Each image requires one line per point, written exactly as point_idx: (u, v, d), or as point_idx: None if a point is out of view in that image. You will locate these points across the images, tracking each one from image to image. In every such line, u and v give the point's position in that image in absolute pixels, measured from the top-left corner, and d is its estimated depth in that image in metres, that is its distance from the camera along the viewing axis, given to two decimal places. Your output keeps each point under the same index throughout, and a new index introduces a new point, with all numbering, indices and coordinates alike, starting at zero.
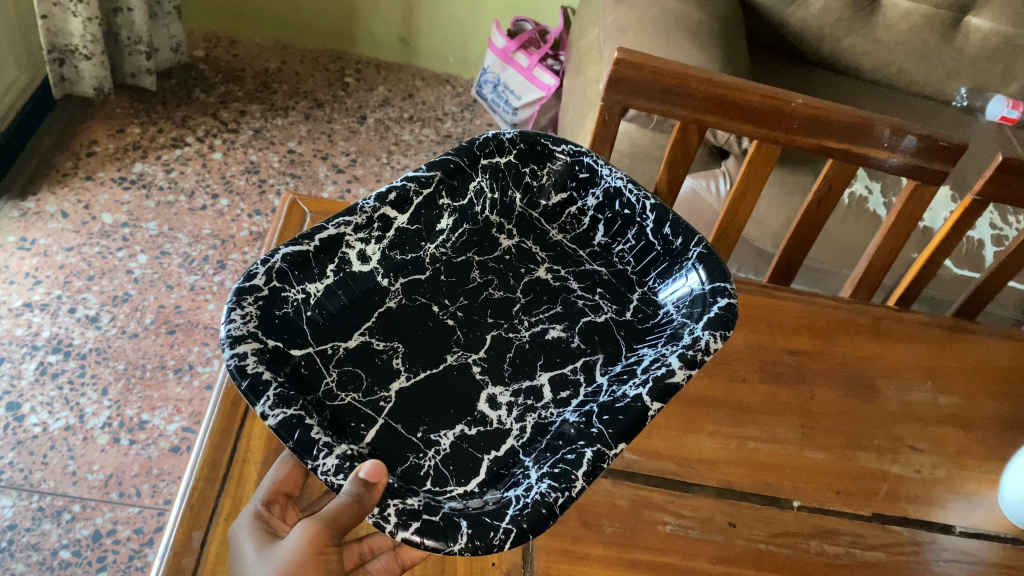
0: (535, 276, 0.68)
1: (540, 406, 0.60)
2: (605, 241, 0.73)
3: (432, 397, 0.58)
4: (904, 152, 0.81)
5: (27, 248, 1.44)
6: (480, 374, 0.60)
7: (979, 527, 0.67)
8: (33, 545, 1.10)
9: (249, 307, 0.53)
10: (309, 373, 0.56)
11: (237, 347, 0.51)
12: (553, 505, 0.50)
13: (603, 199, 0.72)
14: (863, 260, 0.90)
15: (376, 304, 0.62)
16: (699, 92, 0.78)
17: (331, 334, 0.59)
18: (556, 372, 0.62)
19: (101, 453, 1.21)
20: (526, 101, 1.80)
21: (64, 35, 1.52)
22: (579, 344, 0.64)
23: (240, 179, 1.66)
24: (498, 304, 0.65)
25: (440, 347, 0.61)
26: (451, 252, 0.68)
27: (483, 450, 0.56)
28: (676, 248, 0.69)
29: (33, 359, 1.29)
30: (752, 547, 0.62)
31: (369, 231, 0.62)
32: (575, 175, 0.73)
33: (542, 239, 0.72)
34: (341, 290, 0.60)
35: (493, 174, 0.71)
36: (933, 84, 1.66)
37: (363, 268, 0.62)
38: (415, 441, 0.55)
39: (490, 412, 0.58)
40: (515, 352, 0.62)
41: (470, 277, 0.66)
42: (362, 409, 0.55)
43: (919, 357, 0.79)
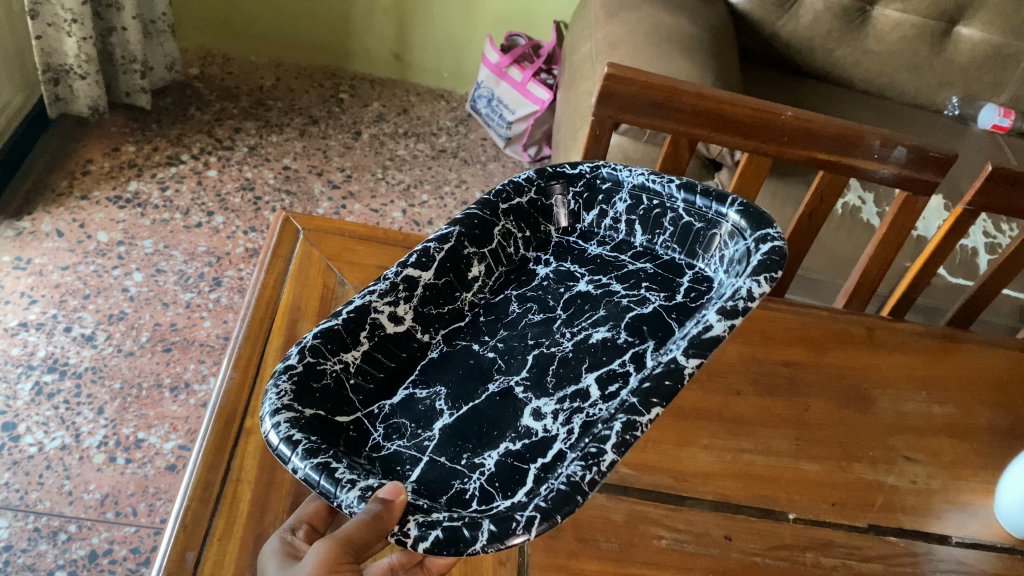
0: (575, 290, 0.69)
1: (587, 406, 0.59)
2: (646, 239, 0.73)
3: (473, 421, 0.58)
4: (894, 163, 0.81)
5: (22, 268, 1.44)
6: (523, 393, 0.60)
7: (976, 537, 0.67)
8: (28, 566, 1.09)
9: (284, 385, 0.54)
10: (357, 435, 0.56)
11: (273, 418, 0.52)
12: (581, 485, 0.49)
13: (631, 201, 0.73)
14: (856, 271, 0.91)
15: (418, 356, 0.62)
16: (688, 105, 0.78)
17: (376, 396, 0.59)
18: (602, 370, 0.62)
19: (96, 472, 1.20)
20: (519, 115, 1.81)
21: (59, 55, 1.53)
22: (626, 339, 0.64)
23: (235, 196, 1.66)
24: (538, 325, 0.66)
25: (481, 379, 0.61)
26: (489, 294, 0.69)
27: (529, 460, 0.56)
28: (712, 217, 0.69)
29: (28, 378, 1.29)
30: (749, 560, 0.62)
31: (396, 294, 0.61)
32: (599, 188, 0.74)
33: (580, 257, 0.73)
34: (381, 354, 0.60)
35: (516, 215, 0.72)
36: (925, 94, 1.67)
37: (399, 329, 0.61)
38: (459, 468, 0.55)
39: (535, 424, 0.58)
40: (558, 364, 0.62)
41: (509, 310, 0.67)
42: (407, 451, 0.55)
43: (912, 366, 0.79)
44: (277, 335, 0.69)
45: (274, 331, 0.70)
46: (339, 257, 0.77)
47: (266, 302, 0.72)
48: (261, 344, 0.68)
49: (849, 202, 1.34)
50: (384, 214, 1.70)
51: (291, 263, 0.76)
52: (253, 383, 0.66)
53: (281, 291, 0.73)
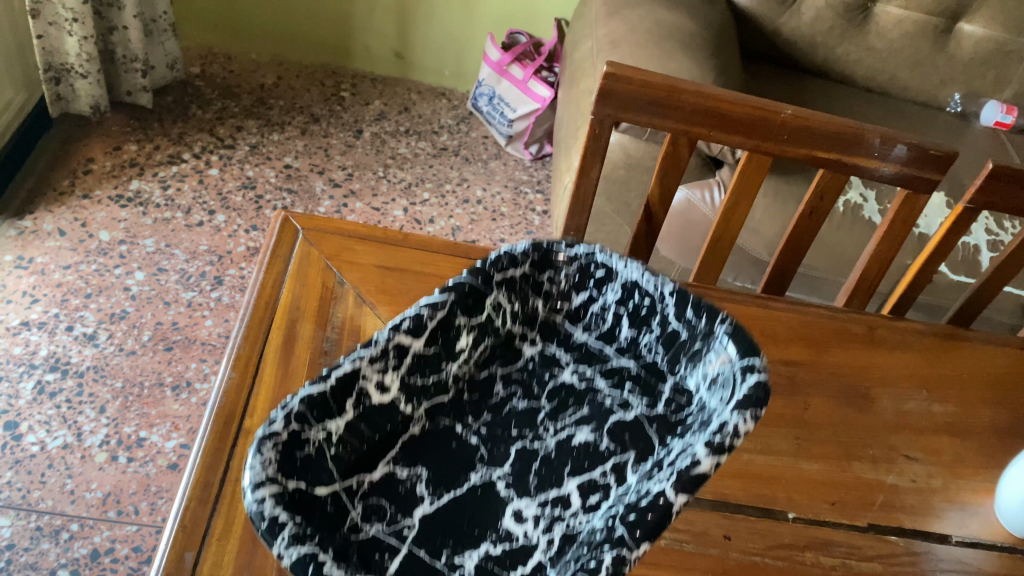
0: (560, 379, 0.65)
1: (567, 514, 0.56)
2: (632, 334, 0.65)
3: (457, 513, 0.55)
4: (895, 161, 0.81)
5: (24, 267, 1.44)
6: (505, 490, 0.57)
7: (976, 536, 0.67)
8: (31, 564, 1.10)
9: (270, 452, 0.46)
10: (336, 510, 0.51)
11: (258, 491, 0.44)
12: None
13: (623, 293, 0.64)
14: (857, 269, 0.91)
15: (399, 431, 0.57)
16: (688, 104, 0.78)
17: (359, 465, 0.54)
18: (583, 477, 0.58)
19: (98, 471, 1.21)
20: (521, 113, 1.81)
21: (60, 54, 1.53)
22: (607, 446, 0.60)
23: (236, 195, 1.66)
24: (522, 415, 0.62)
25: (464, 466, 0.58)
26: (473, 369, 0.63)
27: (509, 567, 0.53)
28: (700, 330, 0.60)
29: (30, 377, 1.29)
30: (748, 560, 0.62)
31: (385, 361, 0.54)
32: (591, 273, 0.65)
33: (566, 340, 0.67)
34: (363, 423, 0.54)
35: (510, 285, 0.63)
36: (927, 91, 1.66)
37: (384, 399, 0.55)
38: (439, 566, 0.52)
39: (516, 527, 0.55)
40: (540, 463, 0.59)
41: (493, 392, 0.63)
42: (386, 539, 0.53)
43: (912, 364, 0.79)
44: (276, 335, 0.69)
45: (274, 331, 0.70)
46: (338, 256, 0.77)
47: (266, 301, 0.72)
48: (260, 343, 0.68)
49: (850, 200, 1.33)
50: (385, 212, 1.70)
51: (290, 262, 0.76)
52: (252, 383, 0.66)
53: (280, 291, 0.73)
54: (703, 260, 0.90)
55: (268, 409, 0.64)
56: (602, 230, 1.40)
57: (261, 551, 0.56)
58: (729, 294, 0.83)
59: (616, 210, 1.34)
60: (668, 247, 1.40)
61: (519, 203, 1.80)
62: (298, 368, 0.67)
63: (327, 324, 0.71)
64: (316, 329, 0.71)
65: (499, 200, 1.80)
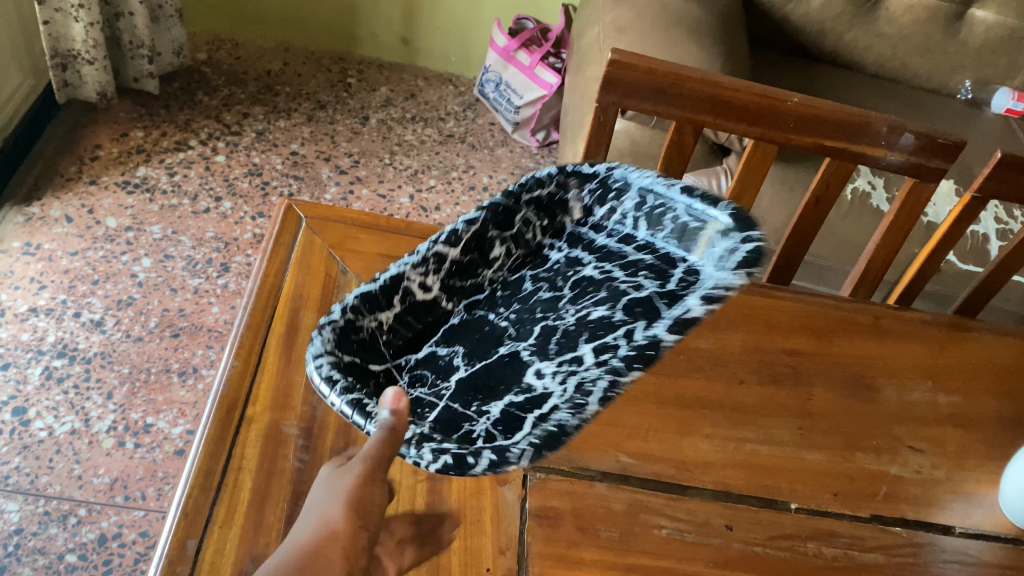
0: (582, 274, 0.70)
1: (581, 369, 0.60)
2: (651, 235, 0.71)
3: (484, 377, 0.63)
4: (902, 149, 0.80)
5: (32, 254, 1.44)
6: (528, 356, 0.65)
7: (980, 527, 0.67)
8: (39, 549, 1.11)
9: (328, 334, 0.60)
10: (385, 380, 0.62)
11: (319, 358, 0.58)
12: (566, 428, 0.53)
13: (641, 200, 0.71)
14: (863, 258, 0.90)
15: (440, 321, 0.67)
16: (693, 92, 0.77)
17: (405, 349, 0.66)
18: (597, 342, 0.63)
19: (106, 456, 1.21)
20: (527, 99, 1.81)
21: (66, 40, 1.53)
22: (621, 318, 0.64)
23: (243, 181, 1.66)
24: (546, 302, 0.69)
25: (494, 343, 0.66)
26: (508, 274, 0.71)
27: (528, 408, 0.58)
28: (709, 214, 0.66)
29: (38, 363, 1.30)
30: (750, 550, 0.62)
31: (427, 267, 0.66)
32: (609, 189, 0.72)
33: (591, 246, 0.72)
34: (410, 315, 0.66)
35: (535, 203, 0.72)
36: (937, 78, 1.65)
37: (428, 296, 0.66)
38: (468, 413, 0.60)
39: (535, 381, 0.62)
40: (560, 336, 0.66)
41: (523, 287, 0.70)
42: (425, 397, 0.61)
43: (918, 355, 0.79)
44: (278, 325, 0.69)
45: (276, 320, 0.70)
46: (341, 245, 0.77)
47: (269, 290, 0.72)
48: (263, 333, 0.68)
49: (859, 187, 1.33)
50: (391, 199, 1.70)
51: (293, 251, 0.76)
52: (254, 373, 0.66)
53: (283, 279, 0.73)
54: None
55: (271, 398, 0.64)
56: None
57: (262, 538, 0.56)
58: None
59: None
60: None
61: None
62: (300, 357, 0.68)
63: (329, 314, 0.71)
64: (318, 318, 0.71)
65: (505, 187, 1.79)
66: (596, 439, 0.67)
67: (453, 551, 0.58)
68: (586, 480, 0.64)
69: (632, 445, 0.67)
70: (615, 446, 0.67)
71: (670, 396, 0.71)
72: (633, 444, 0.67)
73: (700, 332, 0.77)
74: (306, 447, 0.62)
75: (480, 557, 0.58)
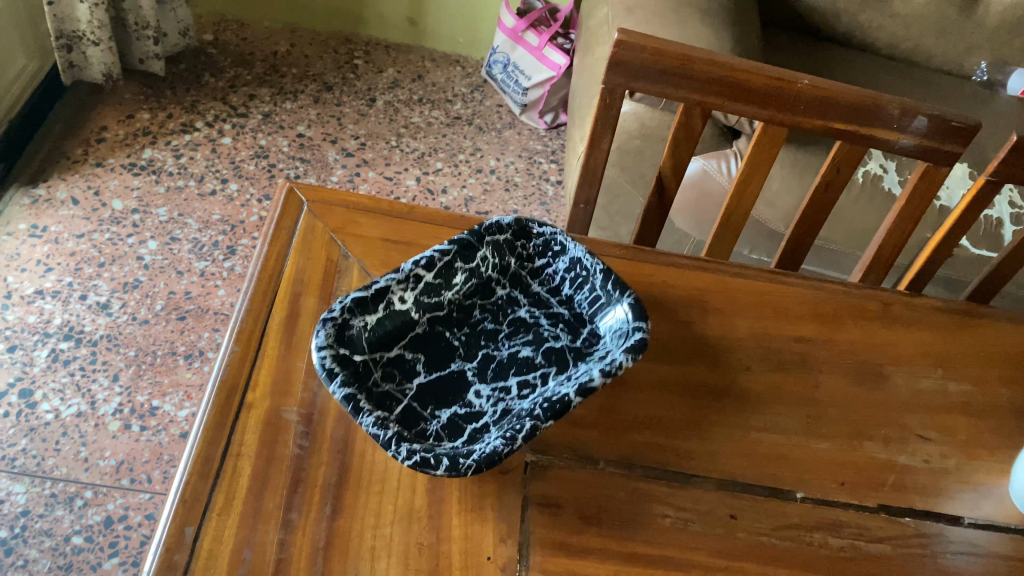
0: (515, 313, 0.72)
1: (509, 397, 0.66)
2: (569, 293, 0.73)
3: (439, 387, 0.65)
4: (915, 132, 0.78)
5: (38, 236, 1.44)
6: (471, 375, 0.67)
7: (989, 518, 0.66)
8: (45, 531, 1.11)
9: (330, 332, 0.60)
10: (364, 370, 0.63)
11: (324, 352, 0.59)
12: (501, 452, 0.57)
13: (570, 265, 0.72)
14: (874, 244, 0.88)
15: (409, 328, 0.67)
16: (701, 74, 0.76)
17: (384, 347, 0.65)
18: (521, 378, 0.67)
19: (112, 439, 1.21)
20: (535, 81, 1.79)
21: (71, 21, 1.52)
22: (539, 360, 0.69)
23: (249, 163, 1.65)
24: (489, 333, 0.70)
25: (446, 358, 0.67)
26: (463, 297, 0.71)
27: (466, 422, 0.63)
28: (612, 295, 0.69)
29: (45, 346, 1.30)
30: (754, 540, 0.61)
31: (407, 283, 0.66)
32: (549, 248, 0.73)
33: (528, 289, 0.74)
34: (388, 321, 0.65)
35: (495, 245, 0.71)
36: (952, 59, 1.62)
37: (402, 307, 0.66)
38: (423, 413, 0.63)
39: (475, 399, 0.65)
40: (495, 364, 0.68)
41: (473, 315, 0.71)
42: (391, 392, 0.63)
43: (928, 342, 0.77)
44: (279, 310, 0.69)
45: (277, 305, 0.69)
46: (343, 229, 0.76)
47: (269, 274, 0.71)
48: (263, 318, 0.68)
49: (871, 170, 1.31)
50: (398, 182, 1.69)
51: (294, 235, 0.75)
52: (254, 358, 0.65)
53: (284, 264, 0.72)
54: (716, 233, 0.88)
55: (270, 384, 0.64)
56: (615, 201, 1.38)
57: (261, 526, 0.56)
58: (741, 269, 0.81)
59: (630, 181, 1.32)
60: (682, 219, 1.38)
61: (533, 174, 1.78)
62: (301, 342, 0.67)
63: (330, 299, 0.71)
64: (319, 303, 0.70)
65: (513, 170, 1.78)
66: (600, 426, 0.66)
67: (453, 539, 0.58)
68: (589, 468, 0.63)
69: (636, 432, 0.66)
70: (618, 434, 0.66)
71: (676, 382, 0.70)
72: (636, 432, 0.66)
73: (706, 318, 0.75)
74: (306, 433, 0.61)
75: (481, 546, 0.58)
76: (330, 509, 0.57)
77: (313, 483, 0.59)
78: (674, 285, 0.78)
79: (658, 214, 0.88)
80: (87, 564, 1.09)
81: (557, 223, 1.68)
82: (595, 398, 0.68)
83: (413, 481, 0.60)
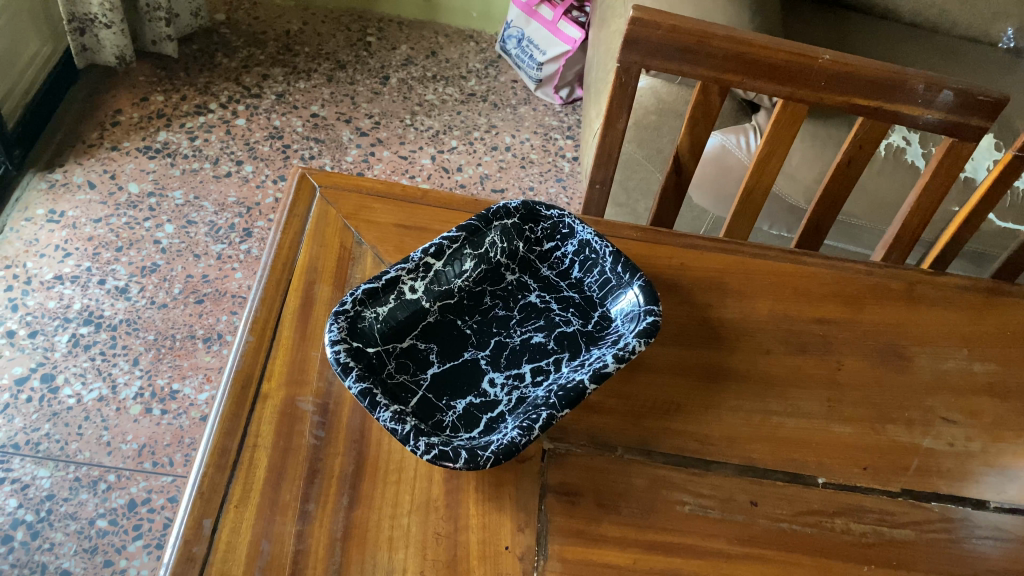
0: (527, 299, 0.72)
1: (523, 385, 0.65)
2: (578, 276, 0.73)
3: (452, 378, 0.64)
4: (940, 107, 0.76)
5: (56, 221, 1.44)
6: (484, 364, 0.66)
7: (1015, 502, 0.65)
8: (71, 514, 1.12)
9: (342, 325, 0.61)
10: (377, 362, 0.63)
11: (337, 345, 0.60)
12: (519, 443, 0.57)
13: (579, 249, 0.73)
14: (898, 220, 0.87)
15: (420, 317, 0.67)
16: (720, 50, 0.74)
17: (395, 338, 0.65)
18: (534, 364, 0.67)
19: (133, 423, 1.22)
20: (550, 56, 1.77)
21: (83, 4, 1.52)
22: (553, 346, 0.68)
23: (264, 145, 1.65)
24: (501, 319, 0.69)
25: (458, 346, 0.67)
26: (472, 284, 0.71)
27: (482, 412, 0.63)
28: (624, 280, 0.69)
29: (65, 331, 1.31)
30: (775, 526, 0.61)
31: (417, 272, 0.67)
32: (558, 231, 0.74)
33: (537, 274, 0.74)
34: (399, 310, 0.66)
35: (503, 229, 0.72)
36: (978, 25, 1.59)
37: (412, 297, 0.67)
38: (440, 404, 0.62)
39: (490, 388, 0.64)
40: (509, 352, 0.67)
41: (483, 301, 0.70)
42: (406, 383, 0.63)
43: (953, 321, 0.76)
44: (293, 299, 0.68)
45: (291, 294, 0.68)
46: (356, 215, 0.76)
47: (283, 262, 0.70)
48: (278, 306, 0.67)
49: (893, 143, 1.28)
50: (413, 161, 1.68)
51: (307, 221, 0.74)
52: (269, 348, 0.65)
53: (298, 251, 0.72)
54: (735, 212, 0.87)
55: (286, 373, 0.63)
56: (632, 177, 1.36)
57: (278, 517, 0.56)
58: (761, 249, 0.79)
59: (647, 157, 1.30)
60: (701, 195, 1.36)
61: (549, 150, 1.77)
62: (316, 331, 0.67)
63: (344, 287, 0.70)
64: (333, 291, 0.70)
65: (528, 147, 1.76)
66: (618, 412, 0.65)
67: (471, 528, 0.57)
68: (608, 455, 0.63)
69: (654, 418, 0.65)
70: (636, 420, 0.65)
71: (694, 366, 0.69)
72: (655, 418, 0.65)
73: (725, 300, 0.74)
74: (322, 423, 0.61)
75: (498, 535, 0.57)
76: (347, 499, 0.57)
77: (330, 473, 0.58)
78: (692, 267, 0.76)
79: (675, 193, 0.87)
80: (112, 547, 1.10)
81: (573, 200, 1.66)
82: (613, 383, 0.67)
83: (429, 470, 0.60)
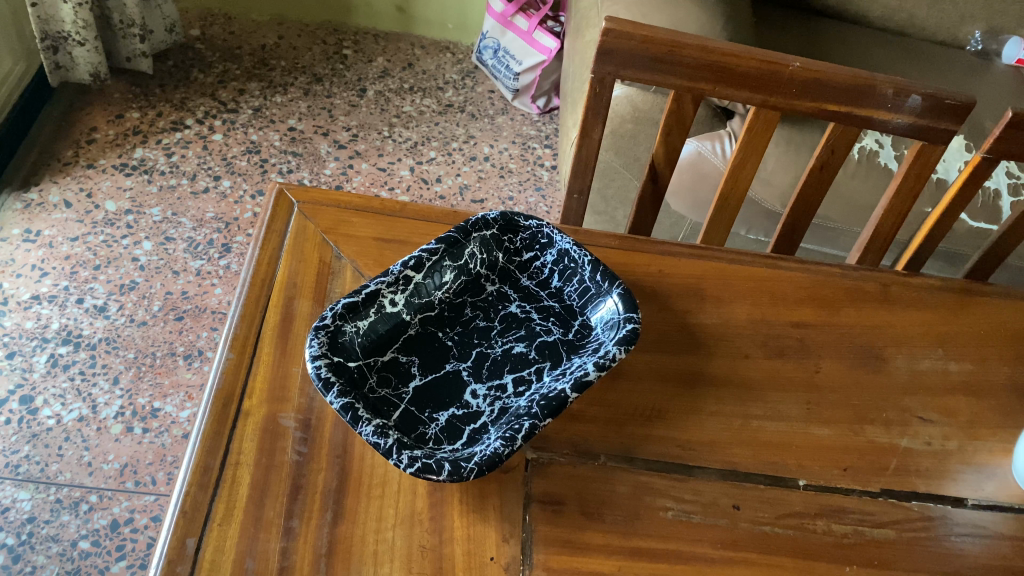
0: (508, 309, 0.72)
1: (505, 396, 0.65)
2: (558, 285, 0.74)
3: (434, 390, 0.65)
4: (909, 111, 0.77)
5: (32, 241, 1.43)
6: (465, 376, 0.66)
7: (993, 499, 0.66)
8: (52, 537, 1.11)
9: (322, 339, 0.61)
10: (359, 376, 0.63)
11: (318, 359, 0.59)
12: (502, 454, 0.57)
13: (559, 258, 0.73)
14: (872, 223, 0.88)
15: (401, 330, 0.67)
16: (692, 59, 0.75)
17: (377, 351, 0.65)
18: (517, 375, 0.67)
19: (114, 442, 1.21)
20: (526, 66, 1.78)
21: (56, 22, 1.51)
22: (534, 356, 0.69)
23: (241, 159, 1.64)
24: (482, 330, 0.70)
25: (440, 358, 0.67)
26: (452, 295, 0.71)
27: (465, 423, 0.63)
28: (604, 288, 0.70)
29: (43, 352, 1.29)
30: (758, 530, 0.61)
31: (397, 285, 0.67)
32: (536, 241, 0.74)
33: (517, 284, 0.74)
34: (380, 323, 0.66)
35: (482, 240, 0.73)
36: (945, 29, 1.62)
37: (393, 310, 0.67)
38: (423, 417, 0.63)
39: (472, 400, 0.65)
40: (490, 363, 0.67)
41: (464, 313, 0.70)
42: (388, 397, 0.63)
43: (928, 322, 0.77)
44: (273, 314, 0.68)
45: (270, 310, 0.68)
46: (335, 230, 0.76)
47: (263, 277, 0.70)
48: (257, 323, 0.67)
49: (866, 147, 1.30)
50: (392, 172, 1.68)
51: (286, 238, 0.74)
52: (250, 364, 0.65)
53: (277, 267, 0.72)
54: (712, 217, 0.88)
55: (268, 390, 0.63)
56: (610, 185, 1.37)
57: (262, 534, 0.56)
58: (738, 255, 0.80)
59: (625, 165, 1.31)
60: (679, 202, 1.37)
61: (527, 159, 1.77)
62: (296, 347, 0.67)
63: (324, 301, 0.70)
64: (313, 306, 0.70)
65: (506, 156, 1.77)
66: (600, 420, 0.66)
67: (456, 540, 0.57)
68: (591, 463, 0.63)
69: (637, 425, 0.66)
70: (619, 427, 0.65)
71: (674, 373, 0.70)
72: (637, 425, 0.66)
73: (703, 307, 0.75)
74: (304, 440, 0.61)
75: (484, 546, 0.58)
76: (332, 514, 0.57)
77: (314, 489, 0.58)
78: (671, 274, 0.77)
79: (653, 201, 0.87)
80: (95, 568, 1.09)
81: (552, 209, 1.67)
82: (595, 392, 0.67)
83: (413, 484, 0.60)
